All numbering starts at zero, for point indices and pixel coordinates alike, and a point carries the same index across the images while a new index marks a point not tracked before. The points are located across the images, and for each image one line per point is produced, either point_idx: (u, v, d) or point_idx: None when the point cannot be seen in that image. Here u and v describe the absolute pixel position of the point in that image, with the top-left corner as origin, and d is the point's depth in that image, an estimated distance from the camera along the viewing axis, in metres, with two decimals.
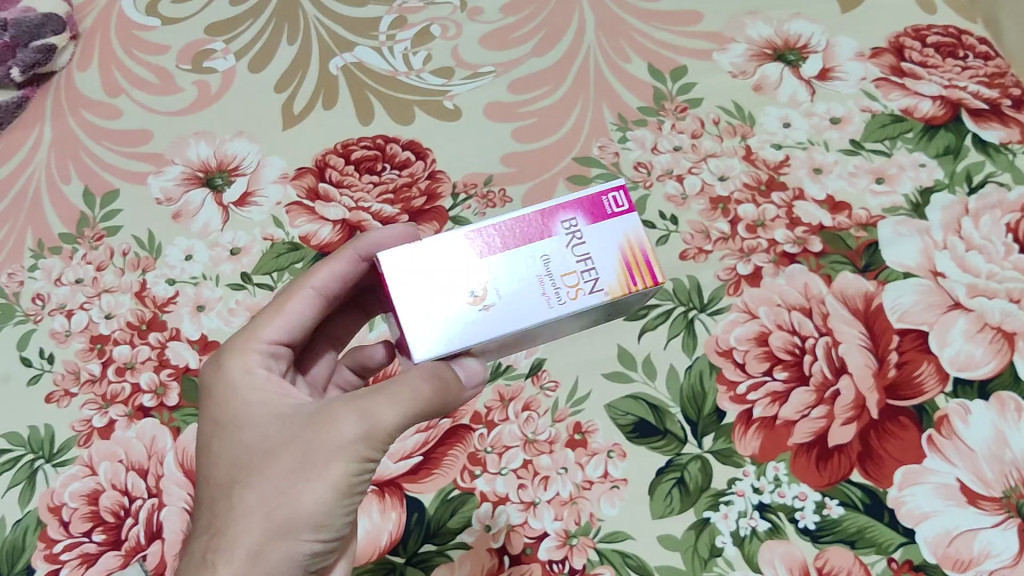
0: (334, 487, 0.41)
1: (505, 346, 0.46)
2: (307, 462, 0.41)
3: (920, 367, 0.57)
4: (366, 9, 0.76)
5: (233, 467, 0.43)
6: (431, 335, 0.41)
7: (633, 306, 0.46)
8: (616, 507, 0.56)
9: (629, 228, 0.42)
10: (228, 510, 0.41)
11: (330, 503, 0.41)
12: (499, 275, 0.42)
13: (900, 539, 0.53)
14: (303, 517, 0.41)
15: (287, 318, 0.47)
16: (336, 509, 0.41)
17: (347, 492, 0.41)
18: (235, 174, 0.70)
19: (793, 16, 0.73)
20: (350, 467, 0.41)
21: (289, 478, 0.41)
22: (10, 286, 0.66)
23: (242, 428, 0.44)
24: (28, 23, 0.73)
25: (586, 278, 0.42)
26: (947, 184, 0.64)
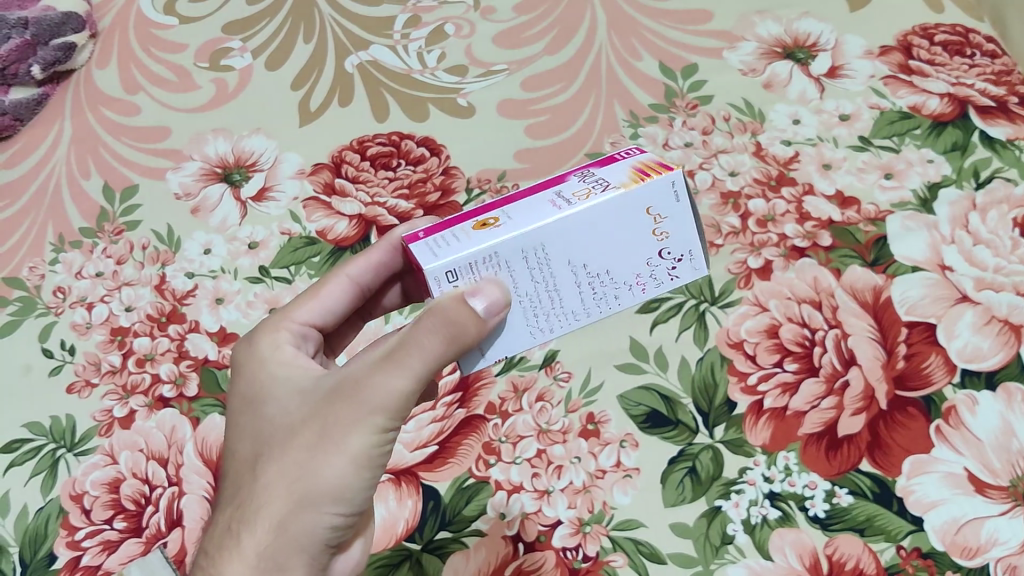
0: (355, 458, 0.40)
1: (535, 312, 0.39)
2: (327, 432, 0.40)
3: (928, 358, 0.58)
4: (380, 8, 0.78)
5: (257, 440, 0.42)
6: (438, 253, 0.38)
7: (681, 248, 0.39)
8: (629, 495, 0.57)
9: (641, 159, 0.40)
10: (252, 483, 0.41)
11: (351, 474, 0.40)
12: (512, 208, 0.39)
13: (909, 527, 0.54)
14: (324, 487, 0.40)
15: (321, 302, 0.48)
16: (359, 479, 0.41)
17: (368, 462, 0.40)
18: (253, 170, 0.71)
19: (802, 15, 0.74)
20: (369, 439, 0.40)
21: (309, 452, 0.40)
22: (32, 279, 0.67)
23: (266, 400, 0.43)
24: (49, 21, 0.74)
25: (597, 186, 0.39)
26: (955, 179, 0.65)
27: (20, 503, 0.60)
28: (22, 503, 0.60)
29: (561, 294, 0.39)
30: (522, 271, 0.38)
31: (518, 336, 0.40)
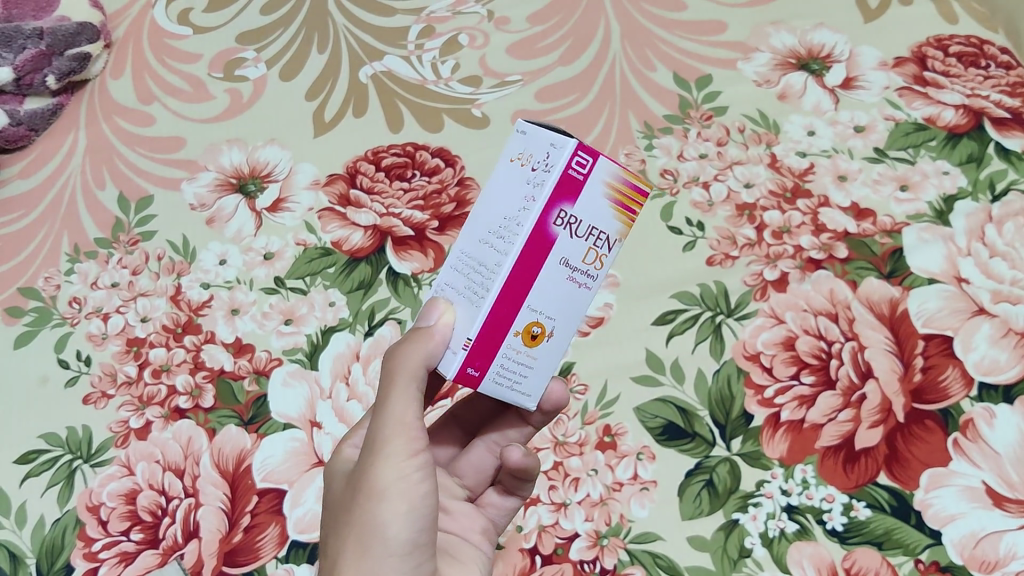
0: (387, 491, 0.42)
1: (477, 291, 0.41)
2: (361, 482, 0.43)
3: (945, 371, 0.58)
4: (394, 19, 0.78)
5: (328, 522, 0.46)
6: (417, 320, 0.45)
7: (542, 151, 0.40)
8: (647, 509, 0.56)
9: None
10: (326, 556, 0.44)
11: (387, 510, 0.42)
12: None
13: (927, 540, 0.54)
14: (369, 527, 0.42)
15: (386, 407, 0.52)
16: (395, 511, 0.42)
17: (400, 492, 0.42)
18: (268, 180, 0.71)
19: (816, 26, 0.74)
20: (392, 470, 0.42)
21: (354, 506, 0.43)
22: (47, 290, 0.67)
23: (334, 490, 0.47)
24: (63, 31, 0.74)
25: None
26: (970, 192, 0.65)
27: (36, 514, 0.60)
28: (38, 514, 0.60)
29: (486, 262, 0.41)
30: (456, 277, 0.43)
31: (471, 317, 0.41)
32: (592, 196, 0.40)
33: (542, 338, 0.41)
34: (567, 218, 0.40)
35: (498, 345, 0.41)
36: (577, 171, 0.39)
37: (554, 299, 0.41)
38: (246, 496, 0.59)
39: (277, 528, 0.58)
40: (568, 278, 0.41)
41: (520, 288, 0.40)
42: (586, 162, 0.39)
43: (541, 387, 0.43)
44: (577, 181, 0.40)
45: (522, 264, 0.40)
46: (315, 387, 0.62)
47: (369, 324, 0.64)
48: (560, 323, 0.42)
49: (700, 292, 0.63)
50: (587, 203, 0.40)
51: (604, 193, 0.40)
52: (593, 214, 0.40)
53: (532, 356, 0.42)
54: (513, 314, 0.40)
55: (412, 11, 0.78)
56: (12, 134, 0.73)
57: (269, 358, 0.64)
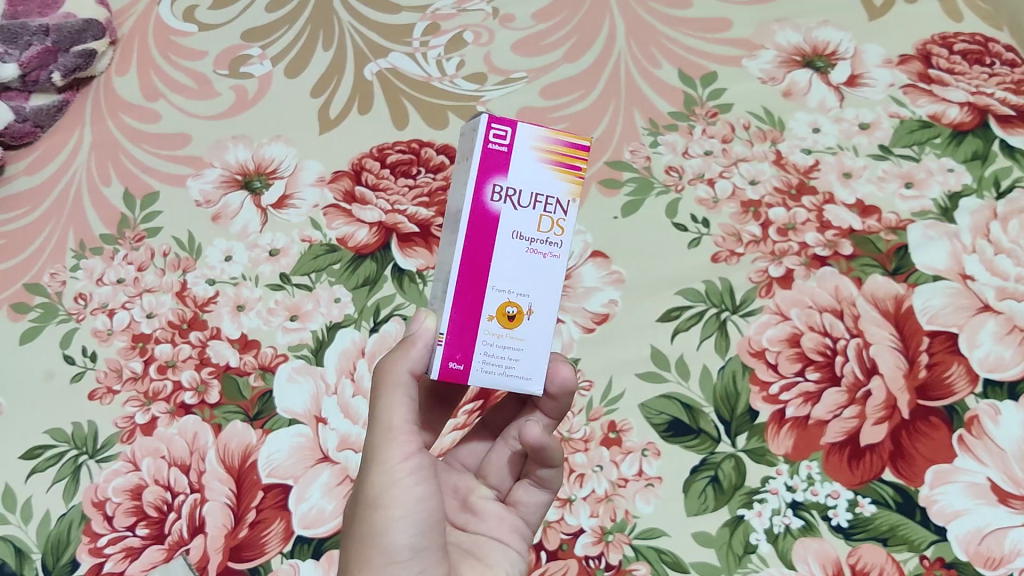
0: (382, 496, 0.43)
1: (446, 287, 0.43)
2: (359, 492, 0.44)
3: (950, 368, 0.58)
4: (399, 16, 0.78)
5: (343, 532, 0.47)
6: None
7: (469, 140, 0.43)
8: (652, 505, 0.56)
9: None
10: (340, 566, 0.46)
11: (381, 518, 0.43)
12: None
13: (932, 537, 0.54)
14: (367, 536, 0.43)
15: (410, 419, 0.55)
16: (389, 518, 0.43)
17: (392, 499, 0.43)
18: (274, 177, 0.71)
19: (821, 23, 0.74)
20: (383, 477, 0.43)
21: (356, 516, 0.44)
22: (53, 286, 0.68)
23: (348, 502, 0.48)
24: (70, 28, 0.75)
25: None
26: (975, 189, 0.65)
27: (42, 510, 0.60)
28: (44, 509, 0.60)
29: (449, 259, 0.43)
30: (438, 285, 0.45)
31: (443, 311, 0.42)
32: (523, 164, 0.42)
33: (521, 315, 0.42)
34: (504, 190, 0.41)
35: (473, 334, 0.42)
36: (497, 144, 0.41)
37: (519, 274, 0.42)
38: (251, 492, 0.59)
39: (282, 523, 0.58)
40: (527, 248, 0.42)
41: (477, 271, 0.41)
42: (505, 132, 0.41)
43: (540, 368, 0.43)
44: (502, 153, 0.42)
45: (471, 247, 0.41)
46: (320, 382, 0.62)
47: (374, 319, 0.64)
48: (537, 298, 0.42)
49: (705, 289, 0.63)
50: (520, 172, 0.42)
51: (535, 157, 0.42)
52: (531, 179, 0.42)
53: (516, 338, 0.42)
54: (479, 299, 0.42)
55: (417, 9, 0.78)
56: (18, 130, 0.73)
57: (274, 354, 0.64)
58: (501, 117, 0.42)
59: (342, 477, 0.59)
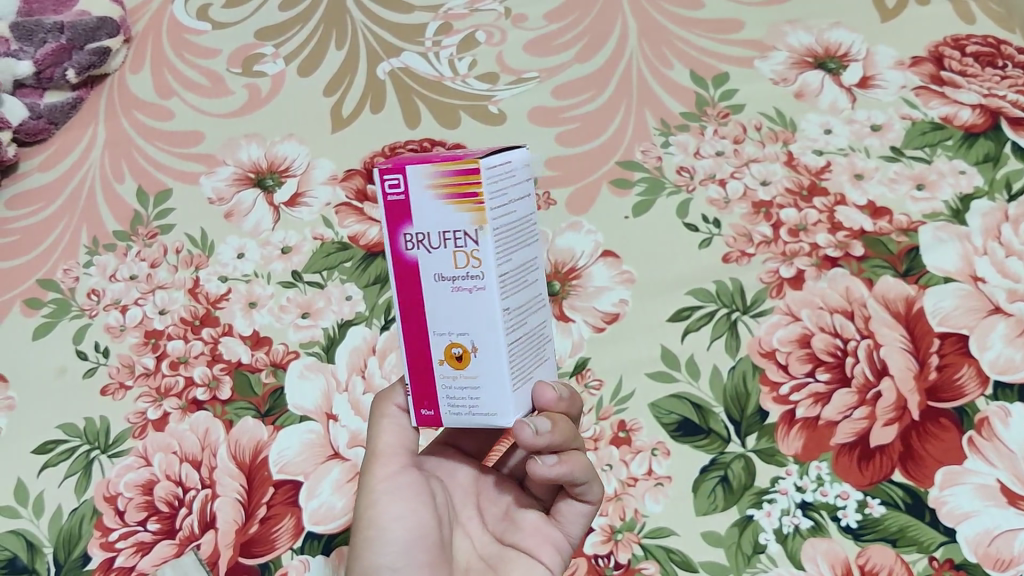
0: (364, 512, 0.44)
1: None
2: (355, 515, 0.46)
3: (961, 370, 0.58)
4: (412, 16, 0.79)
5: None
6: None
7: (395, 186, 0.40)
8: (661, 504, 0.56)
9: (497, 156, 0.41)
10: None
11: (363, 535, 0.44)
12: None
13: (941, 538, 0.53)
14: (354, 556, 0.45)
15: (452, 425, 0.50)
16: (367, 535, 0.44)
17: (371, 516, 0.44)
18: (286, 175, 0.72)
19: (833, 25, 0.74)
20: (367, 496, 0.45)
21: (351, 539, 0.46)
22: (66, 282, 0.68)
23: None
24: (84, 26, 0.76)
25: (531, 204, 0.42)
26: (987, 191, 0.65)
27: (54, 504, 0.60)
28: (56, 504, 0.60)
29: None
30: None
31: None
32: (422, 208, 0.37)
33: (466, 353, 0.38)
34: (416, 236, 0.38)
35: (431, 380, 0.39)
36: (396, 194, 0.38)
37: (454, 314, 0.38)
38: (262, 487, 0.59)
39: (293, 519, 0.58)
40: (451, 288, 0.38)
41: (416, 321, 0.39)
42: (395, 180, 0.37)
43: (506, 404, 0.38)
44: (404, 202, 0.38)
45: (406, 298, 0.39)
46: (331, 379, 0.63)
47: (385, 317, 0.64)
48: (477, 334, 0.38)
49: (715, 289, 0.63)
50: (423, 217, 0.37)
51: (431, 196, 0.37)
52: (436, 218, 0.37)
53: (470, 377, 0.38)
54: (425, 345, 0.39)
55: (429, 9, 0.79)
56: (32, 127, 0.74)
57: (286, 351, 0.64)
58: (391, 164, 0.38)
59: (352, 474, 0.59)
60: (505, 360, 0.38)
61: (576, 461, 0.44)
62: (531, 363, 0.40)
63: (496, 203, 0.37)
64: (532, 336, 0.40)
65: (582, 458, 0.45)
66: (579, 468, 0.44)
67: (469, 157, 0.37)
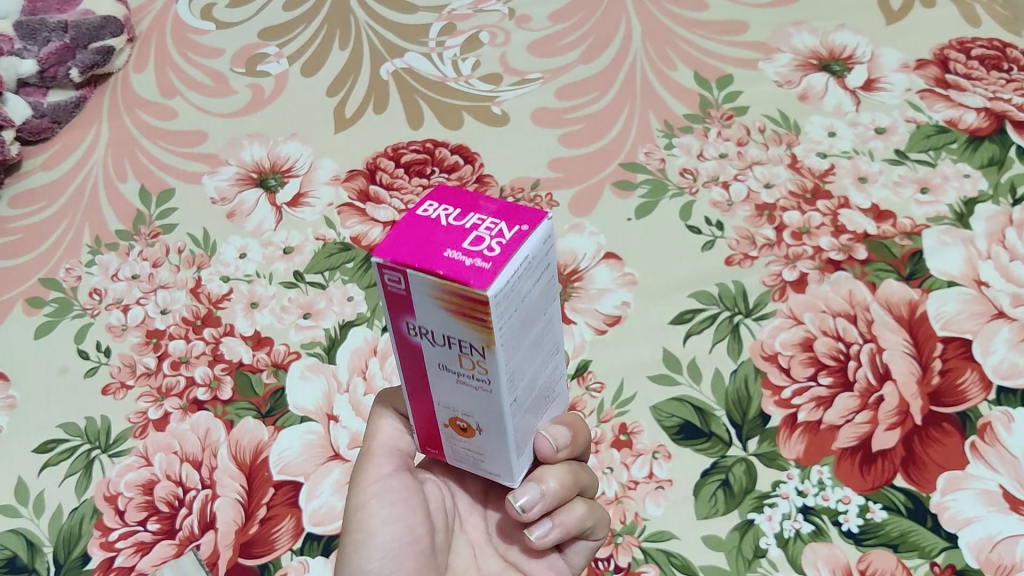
0: (354, 513, 0.44)
1: None
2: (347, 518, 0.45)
3: (964, 374, 0.58)
4: (416, 16, 0.79)
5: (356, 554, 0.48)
6: None
7: None
8: (661, 507, 0.56)
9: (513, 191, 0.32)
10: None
11: (351, 540, 0.44)
12: None
13: (943, 544, 0.53)
14: (344, 559, 0.44)
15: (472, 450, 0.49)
16: (355, 541, 0.43)
17: (359, 522, 0.43)
18: (289, 175, 0.72)
19: (838, 28, 0.74)
20: (357, 500, 0.44)
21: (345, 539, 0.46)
22: (68, 281, 0.68)
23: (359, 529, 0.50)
24: (87, 25, 0.77)
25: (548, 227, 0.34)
26: (991, 195, 0.64)
27: (54, 503, 0.60)
28: (56, 503, 0.60)
29: None
30: None
31: None
32: (424, 310, 0.31)
33: (473, 429, 0.36)
34: (418, 328, 0.32)
35: (437, 432, 0.37)
36: (394, 287, 0.31)
37: (460, 398, 0.34)
38: (262, 488, 0.59)
39: (293, 520, 0.58)
40: (458, 380, 0.34)
41: (419, 386, 0.36)
42: (394, 277, 0.30)
43: (511, 470, 0.37)
44: (403, 294, 0.31)
45: (409, 366, 0.35)
46: (332, 380, 0.62)
47: (386, 319, 0.64)
48: (483, 421, 0.35)
49: (718, 292, 0.63)
50: (427, 316, 0.31)
51: (435, 304, 0.31)
52: (441, 325, 0.31)
53: (474, 442, 0.36)
54: (429, 406, 0.36)
55: (433, 9, 0.79)
56: (35, 125, 0.74)
57: (287, 351, 0.64)
58: (386, 259, 0.30)
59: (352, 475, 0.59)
60: (512, 441, 0.36)
61: (574, 514, 0.44)
62: (540, 409, 0.38)
63: (508, 323, 0.30)
64: (541, 388, 0.37)
65: (582, 506, 0.45)
66: (577, 520, 0.45)
67: (478, 266, 0.29)
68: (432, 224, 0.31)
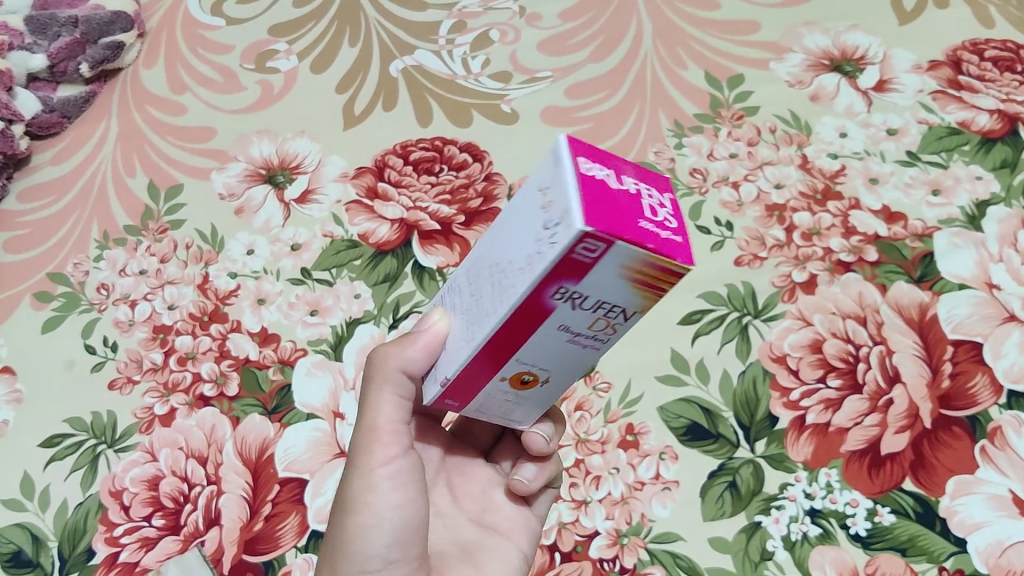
0: (360, 495, 0.43)
1: (469, 324, 0.36)
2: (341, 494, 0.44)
3: (975, 378, 0.57)
4: (425, 13, 0.78)
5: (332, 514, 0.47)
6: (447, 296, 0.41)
7: (556, 211, 0.30)
8: (668, 508, 0.56)
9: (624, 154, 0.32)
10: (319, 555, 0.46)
11: (355, 522, 0.43)
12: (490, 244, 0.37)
13: (951, 548, 0.53)
14: (341, 537, 0.43)
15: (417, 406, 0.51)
16: (360, 524, 0.43)
17: (366, 506, 0.43)
18: (297, 172, 0.71)
19: (850, 28, 0.73)
20: (362, 482, 0.43)
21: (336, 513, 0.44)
22: (76, 276, 0.68)
23: None
24: (98, 20, 0.76)
25: None
26: (1003, 198, 0.64)
27: (59, 498, 0.60)
28: (61, 498, 0.60)
29: (484, 298, 0.35)
30: (467, 284, 0.38)
31: (456, 350, 0.36)
32: (599, 280, 0.30)
33: (538, 378, 0.37)
34: (568, 294, 0.31)
35: (485, 386, 0.37)
36: (584, 257, 0.29)
37: (549, 355, 0.35)
38: (267, 485, 0.59)
39: (298, 517, 0.58)
40: (570, 339, 0.34)
41: (503, 349, 0.34)
42: (596, 249, 0.28)
43: (548, 401, 0.40)
44: (585, 263, 0.29)
45: (506, 331, 0.33)
46: (339, 378, 0.62)
47: (393, 316, 0.64)
48: (551, 370, 0.36)
49: (727, 293, 0.62)
50: (590, 284, 0.30)
51: (617, 276, 0.30)
52: (603, 291, 0.31)
53: (520, 391, 0.38)
54: (496, 366, 0.35)
55: (444, 6, 0.79)
56: (45, 121, 0.74)
57: (293, 348, 0.64)
58: (603, 234, 0.28)
59: None
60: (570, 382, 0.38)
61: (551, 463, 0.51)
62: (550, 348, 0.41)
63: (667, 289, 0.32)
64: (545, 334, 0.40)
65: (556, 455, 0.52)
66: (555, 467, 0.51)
67: (675, 239, 0.29)
68: (608, 190, 0.29)
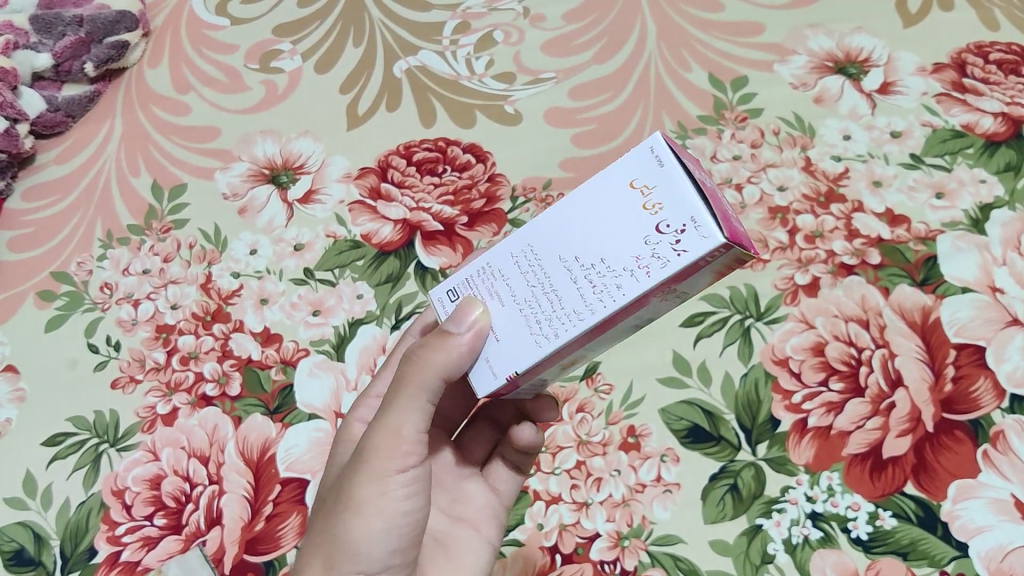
0: (371, 500, 0.42)
1: (537, 317, 0.37)
2: (345, 494, 0.43)
3: (977, 382, 0.57)
4: (430, 14, 0.78)
5: (321, 505, 0.46)
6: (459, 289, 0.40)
7: (680, 217, 0.34)
8: (669, 511, 0.56)
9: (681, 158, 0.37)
10: (307, 547, 0.45)
11: (365, 527, 0.42)
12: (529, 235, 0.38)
13: (953, 553, 0.53)
14: (343, 538, 0.43)
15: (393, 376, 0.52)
16: (370, 529, 0.43)
17: (378, 512, 0.42)
18: (300, 172, 0.72)
19: (855, 30, 0.73)
20: (375, 487, 0.42)
21: (338, 513, 0.43)
22: (79, 275, 0.68)
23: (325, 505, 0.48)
24: (103, 20, 0.76)
25: None
26: (1007, 201, 0.64)
27: (61, 497, 0.60)
28: (63, 497, 0.60)
29: (559, 293, 0.36)
30: (516, 275, 0.38)
31: (522, 344, 0.37)
32: (697, 277, 0.35)
33: (574, 359, 0.40)
34: (668, 291, 0.35)
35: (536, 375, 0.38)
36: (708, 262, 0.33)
37: (601, 341, 0.38)
38: (269, 485, 0.59)
39: (299, 517, 0.58)
40: (629, 325, 0.38)
41: (582, 341, 0.36)
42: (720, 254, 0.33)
43: (551, 380, 0.44)
44: (704, 267, 0.34)
45: (599, 325, 0.35)
46: (340, 377, 0.62)
47: (395, 316, 0.64)
48: (588, 352, 0.39)
49: (729, 294, 0.62)
50: (688, 282, 0.35)
51: (709, 271, 0.35)
52: (687, 286, 0.36)
53: (547, 373, 0.40)
54: (561, 356, 0.37)
55: (448, 6, 0.79)
56: (49, 120, 0.74)
57: (296, 348, 0.64)
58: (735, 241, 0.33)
59: None
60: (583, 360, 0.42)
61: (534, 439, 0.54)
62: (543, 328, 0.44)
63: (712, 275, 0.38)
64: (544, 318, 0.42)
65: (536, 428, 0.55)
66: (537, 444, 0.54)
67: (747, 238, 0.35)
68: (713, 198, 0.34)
